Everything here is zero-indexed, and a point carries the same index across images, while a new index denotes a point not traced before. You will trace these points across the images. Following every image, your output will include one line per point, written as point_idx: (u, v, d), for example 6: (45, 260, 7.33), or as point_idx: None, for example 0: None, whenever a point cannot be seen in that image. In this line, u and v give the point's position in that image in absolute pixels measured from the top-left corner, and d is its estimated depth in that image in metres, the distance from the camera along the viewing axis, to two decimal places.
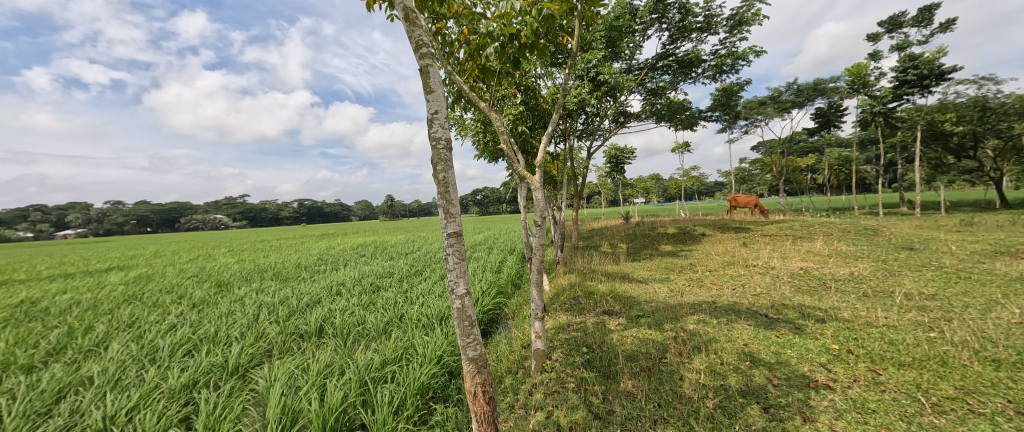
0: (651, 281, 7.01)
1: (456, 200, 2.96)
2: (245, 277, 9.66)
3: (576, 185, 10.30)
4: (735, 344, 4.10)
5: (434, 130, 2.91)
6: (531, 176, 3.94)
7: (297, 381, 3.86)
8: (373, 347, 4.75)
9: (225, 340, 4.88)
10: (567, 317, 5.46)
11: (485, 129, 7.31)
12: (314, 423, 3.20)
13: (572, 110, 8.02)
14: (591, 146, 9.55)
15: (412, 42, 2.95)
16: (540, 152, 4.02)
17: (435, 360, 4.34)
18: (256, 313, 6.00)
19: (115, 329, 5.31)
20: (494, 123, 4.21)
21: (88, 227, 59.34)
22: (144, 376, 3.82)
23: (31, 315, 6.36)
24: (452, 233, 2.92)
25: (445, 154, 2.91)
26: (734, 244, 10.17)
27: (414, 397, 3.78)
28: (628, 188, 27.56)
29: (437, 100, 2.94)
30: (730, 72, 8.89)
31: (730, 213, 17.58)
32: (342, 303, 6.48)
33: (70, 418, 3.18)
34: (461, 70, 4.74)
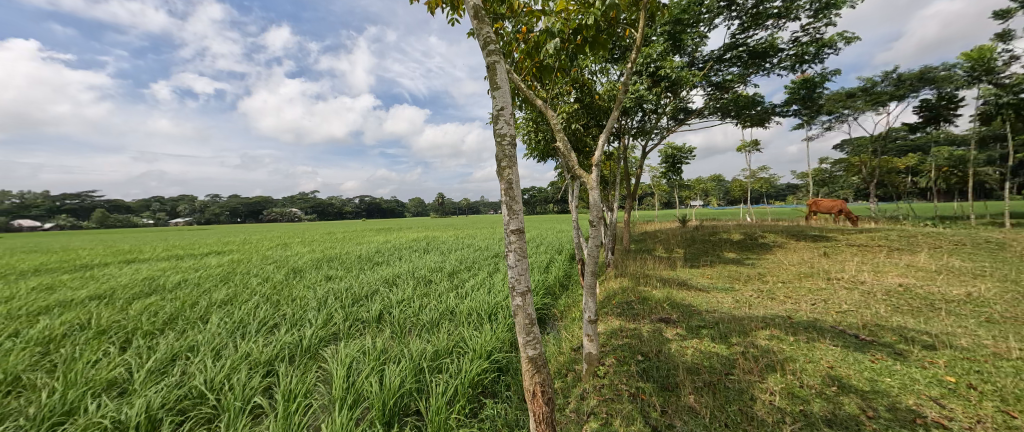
0: (712, 290, 6.51)
1: (519, 197, 3.07)
2: (315, 266, 10.61)
3: (629, 185, 9.80)
4: (818, 366, 3.65)
5: (499, 126, 3.07)
6: (586, 175, 3.82)
7: (359, 363, 4.13)
8: (426, 338, 4.95)
9: (299, 321, 5.39)
10: (620, 322, 5.25)
11: (538, 128, 7.29)
12: (375, 404, 3.41)
13: (629, 107, 7.71)
14: (647, 145, 9.09)
15: (480, 40, 3.11)
16: (597, 150, 3.89)
17: (484, 355, 4.40)
18: (324, 298, 6.55)
19: (213, 305, 6.13)
20: (551, 120, 4.17)
21: (194, 217, 69.11)
22: (236, 348, 4.34)
23: (151, 289, 7.55)
24: (514, 230, 3.03)
25: (509, 151, 3.03)
26: (812, 254, 9.11)
27: (465, 389, 3.86)
28: (687, 190, 25.89)
29: (503, 97, 3.07)
30: (813, 62, 7.95)
31: (809, 220, 15.89)
32: (398, 294, 6.86)
33: (181, 377, 3.70)
34: (517, 69, 4.76)
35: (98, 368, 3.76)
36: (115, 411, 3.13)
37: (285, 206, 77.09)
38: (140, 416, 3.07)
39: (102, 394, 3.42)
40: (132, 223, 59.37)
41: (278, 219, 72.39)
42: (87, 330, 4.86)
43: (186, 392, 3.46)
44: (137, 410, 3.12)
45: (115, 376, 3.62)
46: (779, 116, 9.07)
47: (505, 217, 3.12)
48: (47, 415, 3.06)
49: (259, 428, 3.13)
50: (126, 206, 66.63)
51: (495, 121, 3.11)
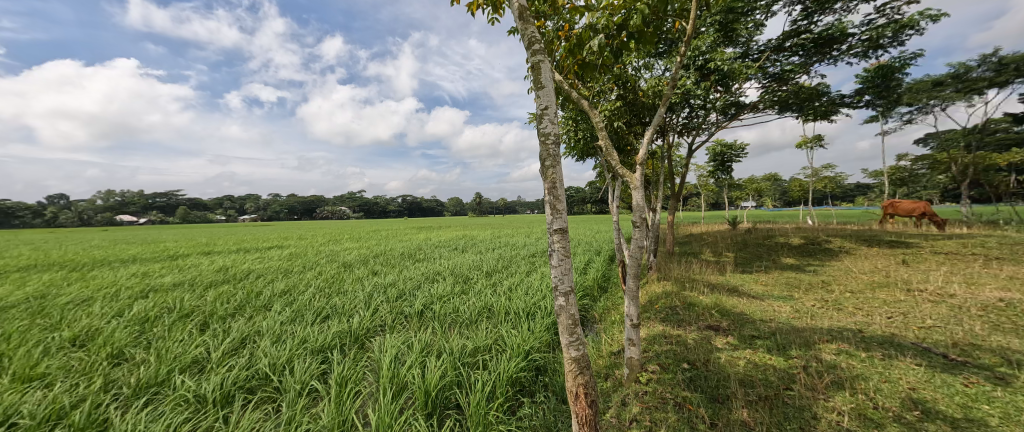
0: (767, 297, 6.05)
1: (563, 197, 3.11)
2: (362, 261, 11.21)
3: (674, 184, 9.34)
4: (896, 387, 3.27)
5: (543, 126, 3.12)
6: (629, 175, 3.69)
7: (403, 355, 4.32)
8: (465, 334, 5.05)
9: (348, 312, 5.71)
10: (663, 327, 5.02)
11: (578, 126, 7.18)
12: (419, 395, 3.54)
13: (676, 103, 7.36)
14: (695, 142, 8.64)
15: (525, 40, 3.15)
16: (642, 148, 3.74)
17: (522, 354, 4.40)
18: (370, 292, 6.90)
19: (275, 295, 6.68)
20: (593, 118, 4.10)
21: (259, 214, 75.80)
22: (296, 334, 4.71)
23: (223, 278, 8.38)
24: (557, 229, 3.07)
25: (553, 149, 3.07)
26: (887, 262, 8.17)
27: (504, 387, 3.89)
28: (738, 190, 24.27)
29: (547, 96, 3.11)
30: (891, 46, 7.12)
31: (883, 223, 14.29)
32: (439, 290, 7.07)
33: (249, 359, 4.07)
34: (559, 67, 4.72)
35: (183, 347, 4.24)
36: (197, 385, 3.51)
37: (336, 204, 82.22)
38: (216, 392, 3.42)
39: (186, 370, 3.86)
40: (209, 220, 66.33)
41: (330, 216, 77.38)
42: (174, 312, 5.51)
43: (253, 373, 3.80)
44: (214, 386, 3.48)
45: (196, 355, 4.06)
46: (848, 108, 8.23)
47: (548, 216, 3.16)
48: (144, 386, 3.51)
49: (316, 410, 3.37)
50: (204, 204, 74.49)
51: (539, 121, 3.16)
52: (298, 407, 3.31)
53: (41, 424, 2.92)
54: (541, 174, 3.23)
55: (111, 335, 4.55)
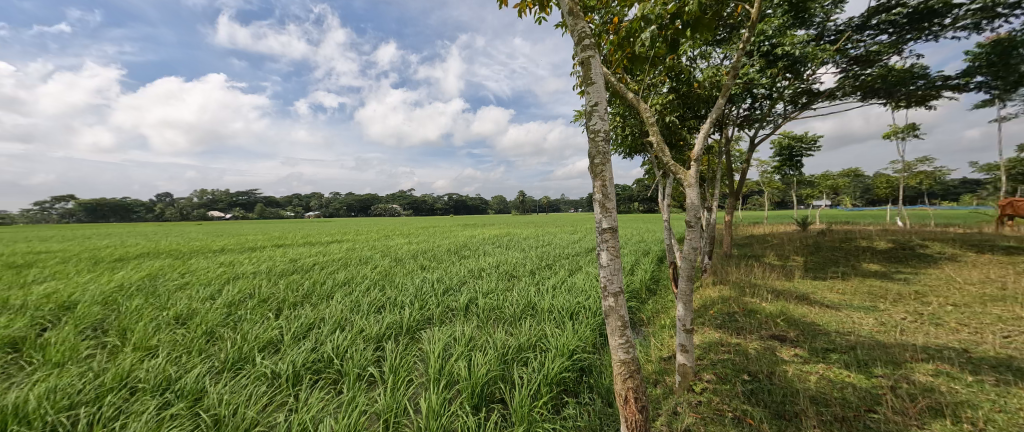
0: (844, 307, 5.41)
1: (613, 195, 3.02)
2: (411, 256, 11.74)
3: (733, 181, 8.68)
4: (1015, 419, 2.77)
5: (593, 122, 3.05)
6: (683, 172, 3.46)
7: (450, 348, 4.45)
8: (510, 331, 5.08)
9: (399, 304, 6.01)
10: (720, 335, 4.69)
11: (626, 122, 6.91)
12: (465, 387, 3.61)
13: (736, 94, 6.83)
14: (758, 135, 7.95)
15: (575, 36, 3.10)
16: (698, 143, 3.47)
17: (566, 354, 4.34)
18: (419, 286, 7.20)
19: (335, 285, 7.21)
20: (643, 113, 3.92)
21: (322, 210, 82.26)
22: (354, 323, 5.05)
23: (291, 268, 9.21)
24: (606, 228, 3.00)
25: (603, 146, 2.99)
26: (1001, 271, 6.95)
27: (547, 385, 3.85)
28: (809, 188, 22.01)
29: (597, 92, 3.04)
30: (1010, 16, 6.02)
31: (997, 226, 12.16)
32: (483, 286, 7.20)
33: (315, 343, 4.43)
34: (607, 62, 4.57)
35: (261, 329, 4.71)
36: (273, 363, 3.88)
37: (389, 202, 86.85)
38: (289, 370, 3.76)
39: (264, 349, 4.29)
40: (279, 216, 73.15)
41: (383, 214, 81.91)
42: (253, 298, 6.16)
43: (319, 356, 4.13)
44: (287, 365, 3.83)
45: (271, 336, 4.50)
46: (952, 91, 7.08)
47: (597, 215, 3.10)
48: (231, 361, 3.95)
49: (373, 393, 3.58)
50: (276, 201, 82.31)
51: (588, 117, 3.09)
52: (357, 389, 3.54)
53: (156, 387, 3.39)
54: (590, 172, 3.16)
55: (204, 315, 5.18)
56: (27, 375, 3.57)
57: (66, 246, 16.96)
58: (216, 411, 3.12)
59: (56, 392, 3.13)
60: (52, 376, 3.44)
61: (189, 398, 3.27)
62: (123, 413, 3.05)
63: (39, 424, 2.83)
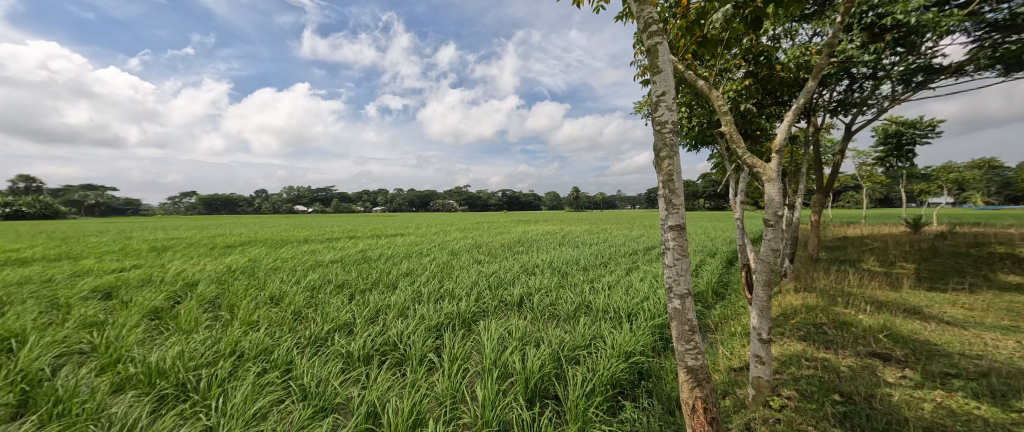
0: (971, 326, 4.51)
1: (681, 191, 2.79)
2: (468, 250, 12.09)
3: (821, 176, 7.66)
4: None
5: (659, 113, 2.84)
6: (761, 165, 2.88)
7: (505, 341, 4.47)
8: (564, 328, 4.98)
9: (456, 296, 6.19)
10: (804, 348, 4.17)
11: (693, 112, 6.40)
12: (519, 381, 3.60)
13: (829, 75, 5.98)
14: (857, 122, 6.90)
15: (641, 22, 2.90)
16: (781, 131, 2.87)
17: (623, 355, 4.13)
18: (475, 279, 7.37)
19: (398, 275, 7.65)
20: (714, 101, 3.54)
21: (386, 204, 88.04)
22: (416, 311, 5.30)
23: (361, 258, 9.97)
24: (672, 226, 2.79)
25: (671, 139, 2.77)
26: None
27: (603, 386, 3.70)
28: (921, 183, 18.79)
29: (665, 81, 2.83)
30: None
31: None
32: (537, 282, 7.16)
33: (381, 327, 4.72)
34: (675, 49, 4.25)
35: (336, 312, 5.14)
36: (347, 344, 4.20)
37: (445, 197, 90.37)
38: (361, 351, 4.04)
39: (338, 330, 4.66)
40: (349, 209, 79.60)
41: (441, 208, 85.47)
42: (329, 283, 6.75)
43: (386, 339, 4.38)
44: (359, 346, 4.11)
45: (345, 319, 4.87)
46: None
47: (662, 212, 2.89)
48: (314, 338, 4.35)
49: (432, 378, 3.71)
50: (346, 196, 89.70)
51: (654, 108, 2.88)
52: (419, 373, 3.69)
53: (257, 356, 3.84)
54: (655, 166, 2.94)
55: (291, 297, 5.78)
56: (163, 338, 4.25)
57: (187, 233, 20.11)
58: (301, 382, 3.45)
59: (183, 353, 3.68)
60: (180, 340, 4.05)
61: (281, 368, 3.65)
62: (232, 375, 3.50)
63: (173, 379, 3.33)
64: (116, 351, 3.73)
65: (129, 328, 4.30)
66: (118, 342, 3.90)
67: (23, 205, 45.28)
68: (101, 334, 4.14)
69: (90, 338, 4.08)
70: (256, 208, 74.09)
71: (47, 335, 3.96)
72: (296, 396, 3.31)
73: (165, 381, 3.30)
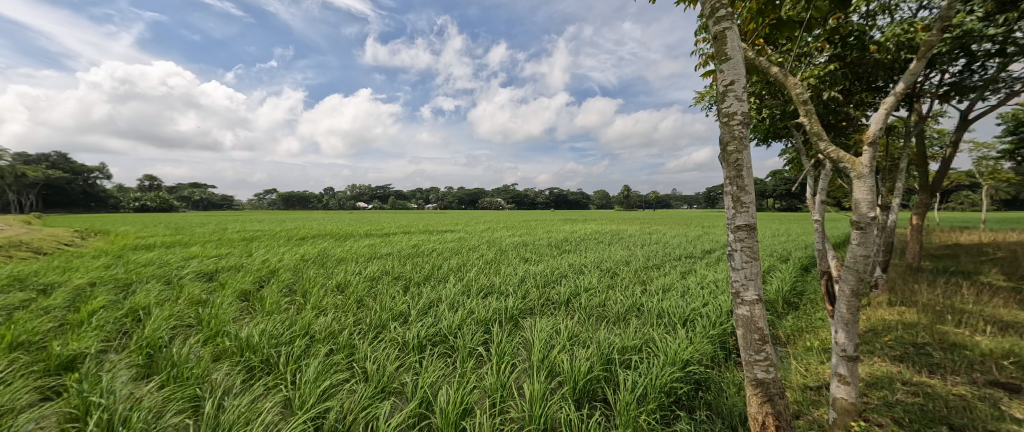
0: None
1: (750, 187, 2.60)
2: (515, 247, 12.18)
3: (925, 172, 6.64)
4: None
5: (726, 104, 2.65)
6: (851, 159, 2.55)
7: (552, 339, 4.45)
8: (613, 330, 4.83)
9: (504, 292, 6.28)
10: (900, 370, 3.66)
11: (763, 103, 5.86)
12: (567, 380, 3.56)
13: (940, 53, 5.15)
14: (976, 108, 5.86)
15: (707, 7, 2.73)
16: (877, 120, 2.53)
17: (678, 362, 3.91)
18: (522, 276, 7.41)
19: (449, 269, 7.92)
20: (791, 89, 3.20)
21: (438, 202, 91.61)
22: (465, 305, 5.46)
23: (415, 252, 10.49)
24: (741, 226, 2.61)
25: (741, 131, 2.57)
26: None
27: (657, 393, 3.52)
28: None
29: (734, 68, 2.63)
30: None
31: None
32: (586, 282, 7.03)
33: (433, 318, 4.93)
34: (744, 34, 3.92)
35: (393, 302, 5.47)
36: (403, 333, 4.44)
37: (494, 195, 91.85)
38: (415, 340, 4.25)
39: (395, 319, 4.95)
40: (404, 206, 83.99)
41: (489, 206, 87.11)
42: (386, 275, 7.17)
43: (437, 330, 4.57)
44: (413, 335, 4.33)
45: (401, 309, 5.16)
46: None
47: (729, 211, 2.71)
48: (374, 325, 4.67)
49: (480, 371, 3.79)
50: (402, 194, 94.76)
51: (720, 98, 2.70)
52: (468, 364, 3.80)
53: (325, 338, 4.20)
54: (721, 161, 2.76)
55: (354, 287, 6.24)
56: (251, 317, 4.82)
57: (268, 226, 22.61)
58: (363, 365, 3.71)
59: (266, 331, 4.13)
60: (264, 320, 4.57)
61: (345, 350, 3.97)
62: (306, 354, 3.87)
63: (259, 353, 3.76)
64: (215, 326, 4.30)
65: (225, 307, 4.94)
66: (217, 318, 4.49)
67: (145, 199, 53.75)
68: (204, 311, 4.80)
69: (196, 314, 4.75)
70: (324, 204, 80.97)
71: (166, 309, 4.68)
72: (358, 377, 3.57)
73: (253, 355, 3.74)
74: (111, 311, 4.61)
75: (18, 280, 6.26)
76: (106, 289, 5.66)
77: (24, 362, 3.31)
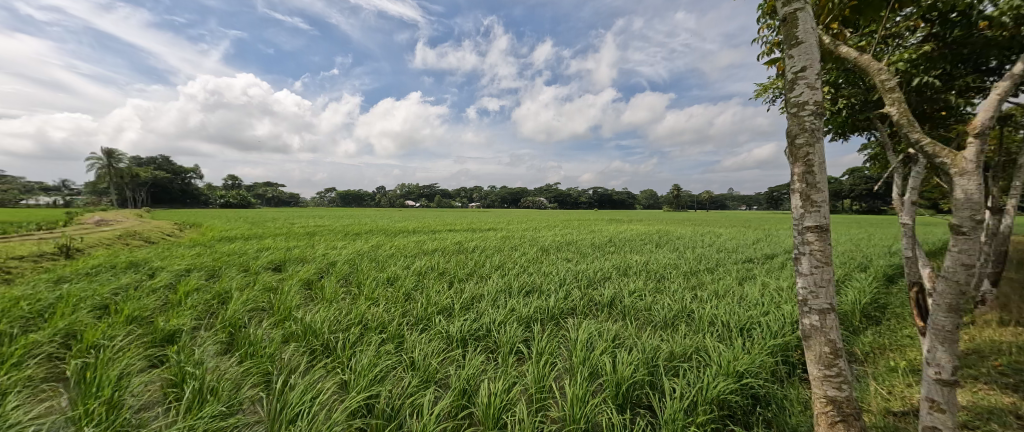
0: None
1: (824, 184, 2.36)
2: (557, 247, 12.11)
3: None
4: None
5: (796, 93, 2.43)
6: (953, 153, 2.22)
7: (595, 341, 4.36)
8: (660, 336, 4.62)
9: (546, 291, 6.25)
10: (1013, 402, 3.12)
11: (839, 93, 5.29)
12: (609, 383, 3.47)
13: None
14: None
15: None
16: (988, 107, 2.17)
17: (733, 374, 3.64)
18: (564, 276, 7.34)
19: (492, 267, 8.07)
20: (875, 75, 2.87)
21: (482, 200, 93.29)
22: (508, 302, 5.52)
23: (459, 249, 10.79)
24: (810, 227, 2.40)
25: (812, 123, 2.35)
26: None
27: (708, 404, 3.31)
28: None
29: (805, 53, 2.41)
30: None
31: None
32: (631, 284, 6.80)
33: (476, 314, 5.04)
34: (818, 16, 3.56)
35: (439, 296, 5.67)
36: (447, 326, 4.59)
37: (538, 194, 91.76)
38: (459, 333, 4.38)
39: (440, 313, 5.13)
40: (450, 204, 86.65)
41: (532, 205, 87.19)
42: (431, 270, 7.45)
43: (480, 326, 4.67)
44: (457, 329, 4.46)
45: (445, 304, 5.34)
46: None
47: (797, 211, 2.49)
48: (420, 317, 4.87)
49: (522, 368, 3.81)
50: (448, 192, 97.70)
51: (789, 87, 2.48)
52: (510, 361, 3.84)
53: (377, 327, 4.46)
54: (789, 156, 2.54)
55: (402, 280, 6.55)
56: (313, 304, 5.25)
57: (329, 221, 24.46)
58: (411, 354, 3.88)
59: (326, 318, 4.48)
60: (324, 307, 4.95)
61: (394, 340, 4.19)
62: (360, 341, 4.13)
63: (320, 337, 4.09)
64: (284, 311, 4.75)
65: (292, 294, 5.43)
66: (285, 304, 4.95)
67: (227, 197, 60.52)
68: (275, 297, 5.32)
69: (268, 299, 5.27)
70: (377, 202, 85.84)
71: (244, 294, 5.24)
72: (406, 366, 3.74)
73: (315, 338, 4.07)
74: (201, 294, 5.26)
75: (132, 264, 7.35)
76: (198, 274, 6.47)
77: (138, 334, 3.89)
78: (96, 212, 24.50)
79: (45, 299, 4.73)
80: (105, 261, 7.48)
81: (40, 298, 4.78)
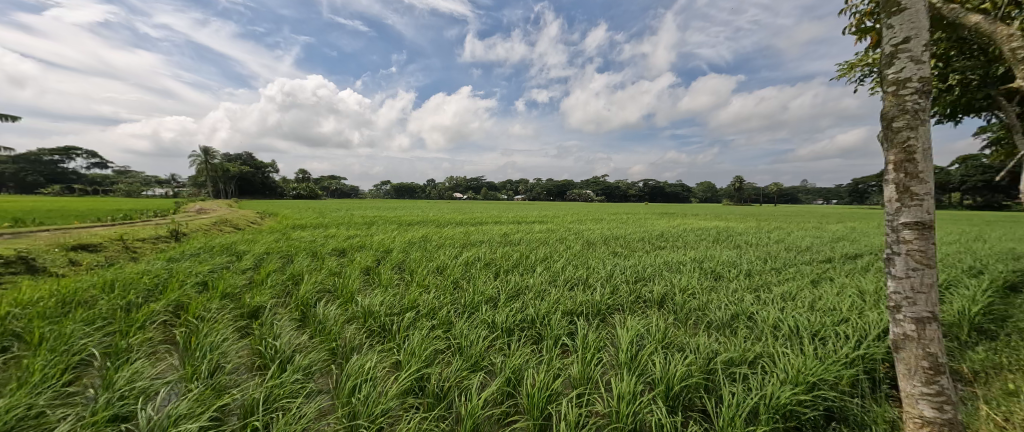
0: None
1: (929, 175, 2.02)
2: (605, 241, 11.79)
3: None
4: None
5: (896, 69, 2.10)
6: None
7: (643, 337, 4.19)
8: (716, 339, 4.30)
9: (591, 286, 6.11)
10: None
11: (948, 67, 4.50)
12: (658, 381, 3.32)
13: None
14: None
15: None
16: None
17: (802, 383, 3.30)
18: (611, 271, 7.12)
19: (538, 259, 8.05)
20: (1005, 42, 2.67)
21: (529, 193, 93.41)
22: (553, 295, 5.49)
23: (506, 241, 10.91)
24: (909, 224, 2.08)
25: (915, 103, 2.02)
26: None
27: (771, 412, 3.03)
28: None
29: (910, 22, 2.07)
30: None
31: None
32: (684, 281, 6.42)
33: (522, 305, 5.07)
34: None
35: (485, 286, 5.78)
36: (493, 315, 4.66)
37: (586, 187, 89.85)
38: (504, 323, 4.44)
39: (486, 302, 5.24)
40: (497, 197, 87.94)
41: (580, 198, 85.71)
42: (478, 261, 7.64)
43: (525, 317, 4.68)
44: (503, 318, 4.52)
45: (491, 294, 5.43)
46: None
47: (891, 204, 2.18)
48: (468, 306, 5.00)
49: (566, 360, 3.77)
50: (496, 185, 99.06)
51: (886, 62, 2.16)
52: (555, 353, 3.82)
53: (428, 313, 4.66)
54: (884, 140, 2.22)
55: (450, 270, 6.77)
56: (371, 288, 5.63)
57: (387, 212, 26.01)
58: (457, 339, 4.01)
59: (382, 301, 4.77)
60: (380, 292, 5.27)
61: (443, 326, 4.35)
62: (412, 325, 4.34)
63: (377, 319, 4.38)
64: (347, 293, 5.15)
65: (353, 279, 5.85)
66: (347, 287, 5.37)
67: (299, 189, 66.73)
68: (339, 280, 5.77)
69: (333, 282, 5.74)
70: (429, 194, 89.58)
71: (314, 277, 5.77)
72: (454, 351, 3.88)
73: (374, 320, 4.37)
74: (279, 275, 5.88)
75: (224, 247, 8.41)
76: (276, 257, 7.23)
77: (230, 307, 4.45)
78: (198, 202, 28.18)
79: (161, 274, 5.59)
80: (204, 243, 8.66)
81: (157, 273, 5.63)
